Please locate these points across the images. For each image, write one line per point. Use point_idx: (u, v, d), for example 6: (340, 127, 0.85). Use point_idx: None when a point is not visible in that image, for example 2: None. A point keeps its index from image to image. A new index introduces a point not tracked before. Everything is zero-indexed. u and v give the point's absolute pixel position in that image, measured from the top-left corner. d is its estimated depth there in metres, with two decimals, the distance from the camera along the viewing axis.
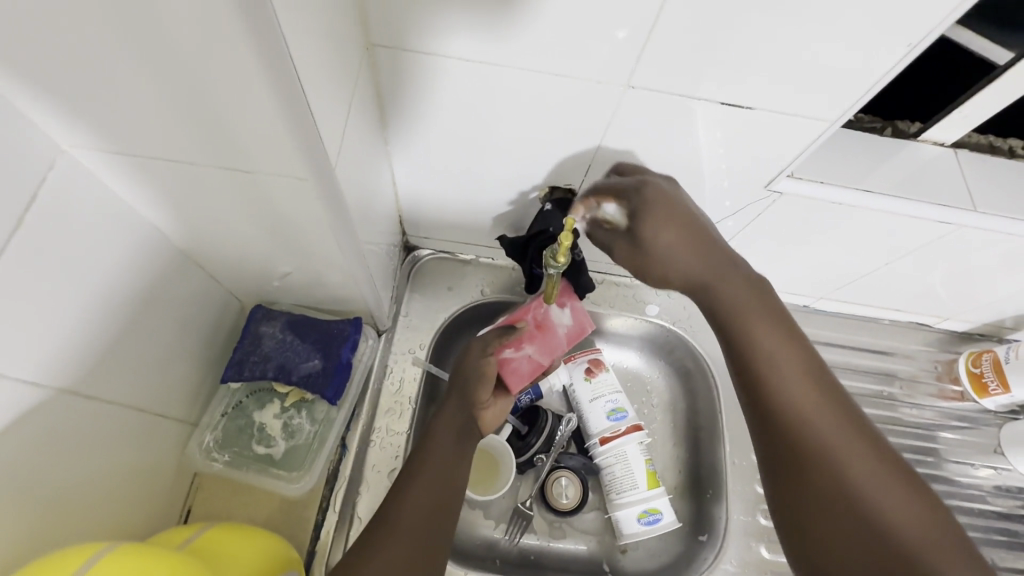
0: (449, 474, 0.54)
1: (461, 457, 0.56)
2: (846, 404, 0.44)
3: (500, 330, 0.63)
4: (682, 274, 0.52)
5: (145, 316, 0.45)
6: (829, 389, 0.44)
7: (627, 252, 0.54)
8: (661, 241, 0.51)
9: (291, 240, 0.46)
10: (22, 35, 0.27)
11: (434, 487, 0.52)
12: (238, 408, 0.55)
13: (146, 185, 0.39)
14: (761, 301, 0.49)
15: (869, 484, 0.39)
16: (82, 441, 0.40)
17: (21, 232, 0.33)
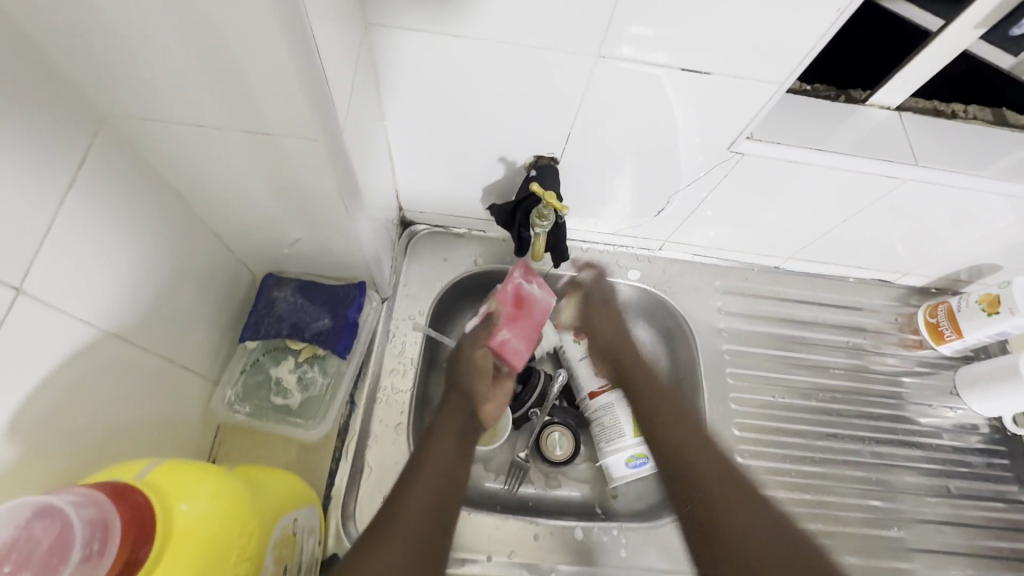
0: (451, 470, 0.60)
1: (461, 458, 0.62)
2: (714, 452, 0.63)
3: (482, 323, 0.74)
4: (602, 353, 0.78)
5: (174, 274, 0.50)
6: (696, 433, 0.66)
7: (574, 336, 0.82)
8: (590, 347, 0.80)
9: (302, 204, 0.51)
10: (80, 12, 0.32)
11: (437, 484, 0.57)
12: (256, 365, 0.60)
13: (173, 152, 0.44)
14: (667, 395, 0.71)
15: (762, 545, 0.52)
16: (126, 381, 0.45)
17: (75, 189, 0.38)
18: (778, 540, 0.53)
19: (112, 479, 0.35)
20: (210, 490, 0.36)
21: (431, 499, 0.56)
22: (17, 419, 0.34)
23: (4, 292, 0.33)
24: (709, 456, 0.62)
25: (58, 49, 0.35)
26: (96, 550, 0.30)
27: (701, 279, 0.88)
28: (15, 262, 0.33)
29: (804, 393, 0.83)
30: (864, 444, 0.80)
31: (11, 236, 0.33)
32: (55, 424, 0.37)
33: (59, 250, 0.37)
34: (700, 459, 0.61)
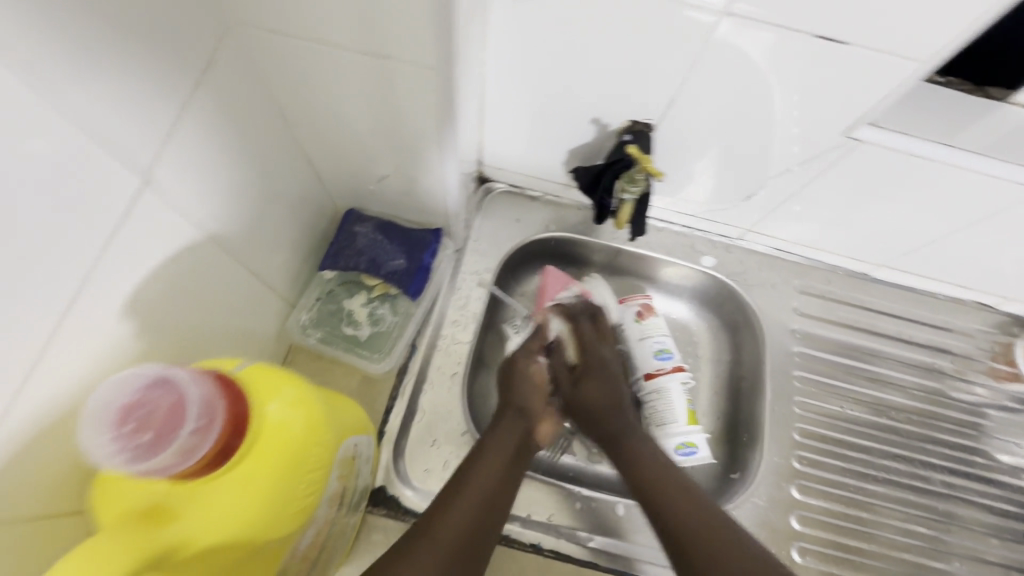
0: (499, 493, 0.56)
1: (510, 479, 0.58)
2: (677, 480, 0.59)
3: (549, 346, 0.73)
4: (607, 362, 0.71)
5: (270, 193, 0.52)
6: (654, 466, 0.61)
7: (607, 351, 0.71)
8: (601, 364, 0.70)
9: (399, 137, 0.51)
10: None
11: (480, 498, 0.54)
12: (330, 295, 0.63)
13: (289, 67, 0.44)
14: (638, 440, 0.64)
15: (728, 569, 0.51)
16: (220, 287, 0.47)
17: (203, 88, 0.39)
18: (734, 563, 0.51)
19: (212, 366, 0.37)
20: (292, 398, 0.37)
21: (471, 520, 0.52)
22: (131, 301, 0.36)
23: (132, 177, 0.34)
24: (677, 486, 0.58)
25: None
26: (206, 426, 0.31)
27: (780, 275, 0.83)
28: (144, 149, 0.35)
29: (875, 408, 0.78)
30: (934, 473, 0.75)
31: (145, 124, 0.34)
32: (159, 313, 0.39)
33: (181, 147, 0.38)
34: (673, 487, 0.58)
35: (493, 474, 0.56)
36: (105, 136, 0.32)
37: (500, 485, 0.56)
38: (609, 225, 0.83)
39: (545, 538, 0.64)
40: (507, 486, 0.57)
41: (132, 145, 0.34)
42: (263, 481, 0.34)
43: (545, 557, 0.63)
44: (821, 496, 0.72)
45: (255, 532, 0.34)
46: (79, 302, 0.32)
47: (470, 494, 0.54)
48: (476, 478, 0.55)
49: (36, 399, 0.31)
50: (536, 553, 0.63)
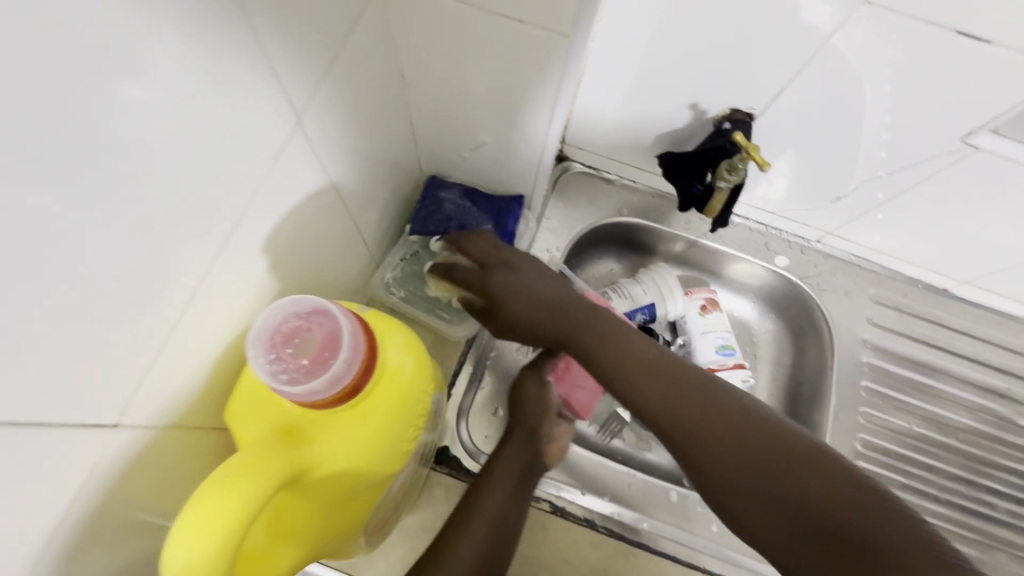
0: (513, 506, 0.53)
1: (523, 494, 0.55)
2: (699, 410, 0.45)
3: None
4: (537, 299, 0.55)
5: (377, 150, 0.53)
6: (674, 390, 0.47)
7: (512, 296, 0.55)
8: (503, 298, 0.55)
9: (507, 104, 0.51)
10: None
11: (491, 521, 0.51)
12: (415, 257, 0.64)
13: (419, 27, 0.45)
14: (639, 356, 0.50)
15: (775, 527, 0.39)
16: (330, 236, 0.48)
17: (349, 40, 0.40)
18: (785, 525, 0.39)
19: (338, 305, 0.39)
20: (404, 342, 0.39)
21: (482, 542, 0.50)
22: (267, 240, 0.38)
23: (286, 120, 0.36)
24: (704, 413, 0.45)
25: None
26: (353, 356, 0.33)
27: (855, 283, 0.81)
28: (298, 93, 0.36)
29: (941, 428, 0.76)
30: (999, 500, 0.73)
31: (301, 69, 0.36)
32: (285, 256, 0.41)
33: (324, 94, 0.39)
34: (688, 388, 0.47)
35: (504, 491, 0.54)
36: (273, 73, 0.33)
37: (512, 503, 0.54)
38: (682, 215, 0.82)
39: (598, 514, 0.65)
40: (519, 501, 0.55)
41: (290, 87, 0.35)
42: (377, 416, 0.36)
43: (598, 533, 0.63)
44: None
45: (366, 464, 0.36)
46: (233, 235, 0.34)
47: (484, 512, 0.52)
48: (485, 500, 0.52)
49: (191, 318, 0.33)
50: (590, 528, 0.63)
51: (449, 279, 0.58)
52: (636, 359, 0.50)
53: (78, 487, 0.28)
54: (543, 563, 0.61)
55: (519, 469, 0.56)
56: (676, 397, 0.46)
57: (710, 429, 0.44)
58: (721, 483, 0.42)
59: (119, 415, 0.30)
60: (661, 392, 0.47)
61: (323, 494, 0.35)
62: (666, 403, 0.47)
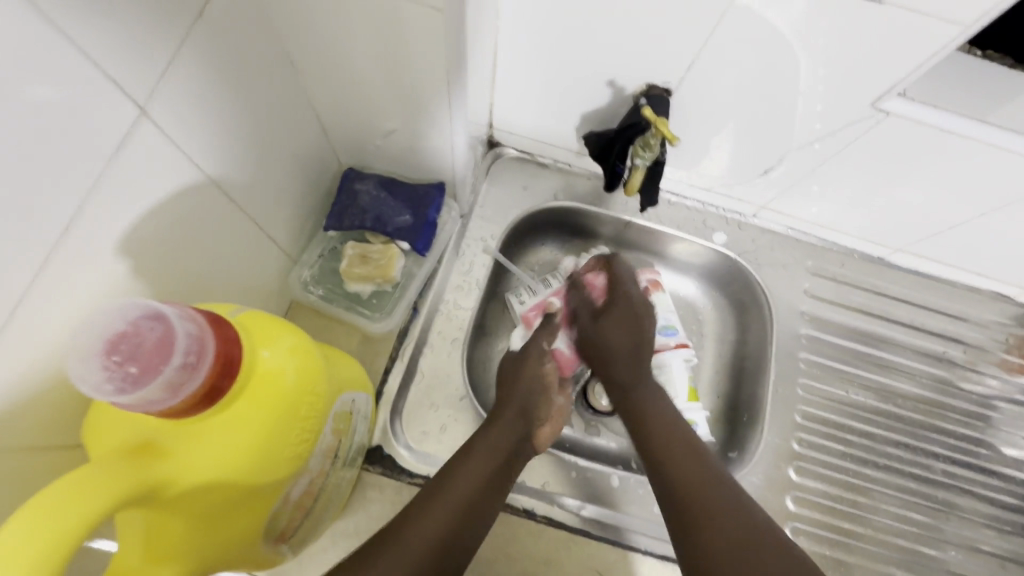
0: (490, 490, 0.52)
1: (500, 482, 0.54)
2: (685, 446, 0.53)
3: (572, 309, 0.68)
4: (631, 334, 0.62)
5: (273, 140, 0.50)
6: (675, 434, 0.55)
7: (617, 318, 0.63)
8: (620, 333, 0.62)
9: (406, 87, 0.49)
10: None
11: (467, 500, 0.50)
12: (333, 253, 0.62)
13: (296, 8, 0.42)
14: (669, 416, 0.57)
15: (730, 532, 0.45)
16: (219, 234, 0.46)
17: (203, 21, 0.37)
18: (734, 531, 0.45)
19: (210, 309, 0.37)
20: (289, 344, 0.37)
21: (450, 525, 0.48)
22: (126, 240, 0.36)
23: (129, 109, 0.33)
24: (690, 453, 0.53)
25: None
26: (193, 362, 0.31)
27: (793, 256, 0.81)
28: (143, 80, 0.34)
29: (880, 394, 0.77)
30: (937, 462, 0.74)
31: (141, 52, 0.33)
32: (153, 255, 0.39)
33: (182, 79, 0.37)
34: (677, 443, 0.54)
35: (484, 472, 0.52)
36: (104, 59, 0.30)
37: (490, 485, 0.52)
38: (619, 196, 0.81)
39: (539, 504, 0.63)
40: (498, 484, 0.53)
41: (130, 71, 0.32)
42: (255, 427, 0.34)
43: (537, 523, 0.62)
44: (820, 478, 0.72)
45: (238, 476, 0.34)
46: (70, 235, 0.32)
47: (459, 494, 0.50)
48: (461, 476, 0.51)
49: (23, 328, 0.31)
50: (529, 518, 0.62)
51: (364, 266, 0.60)
52: (653, 406, 0.59)
53: None
54: (481, 557, 0.60)
55: (506, 453, 0.55)
56: (674, 437, 0.54)
57: (696, 464, 0.52)
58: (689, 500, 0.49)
59: None
60: (673, 438, 0.54)
61: (191, 508, 0.33)
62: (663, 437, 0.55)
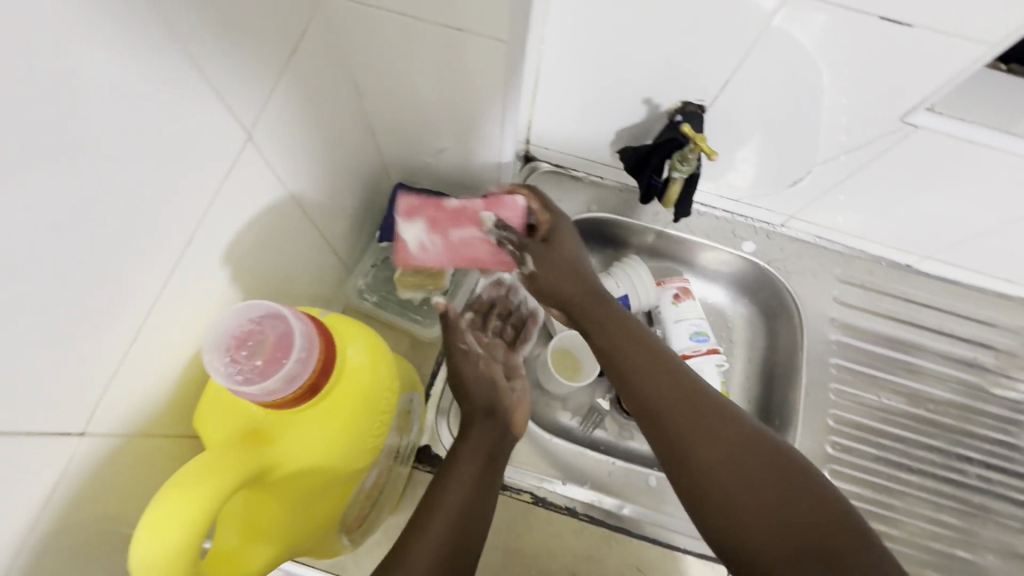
0: (482, 493, 0.51)
1: (489, 483, 0.53)
2: (682, 399, 0.48)
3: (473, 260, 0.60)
4: (565, 284, 0.55)
5: (339, 159, 0.55)
6: (666, 382, 0.49)
7: (545, 272, 0.55)
8: (551, 284, 0.55)
9: (461, 109, 0.53)
10: None
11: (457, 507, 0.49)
12: (385, 262, 0.65)
13: (368, 42, 0.47)
14: (650, 359, 0.50)
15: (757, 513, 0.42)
16: (295, 246, 0.50)
17: (294, 56, 0.41)
18: (764, 510, 0.42)
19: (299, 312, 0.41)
20: (367, 344, 0.41)
21: (451, 534, 0.47)
22: (227, 251, 0.40)
23: (236, 136, 0.37)
24: (686, 403, 0.47)
25: None
26: (304, 357, 0.35)
27: (821, 264, 0.83)
28: (249, 110, 0.38)
29: (912, 398, 0.78)
30: (971, 466, 0.75)
31: (248, 85, 0.37)
32: (246, 265, 0.43)
33: (276, 107, 0.41)
34: (685, 396, 0.48)
35: (471, 477, 0.51)
36: (221, 93, 0.35)
37: (480, 490, 0.51)
38: (650, 206, 0.84)
39: (580, 502, 0.66)
40: (489, 487, 0.52)
41: (239, 103, 0.37)
42: (342, 417, 0.37)
43: (579, 520, 0.64)
44: (853, 481, 0.73)
45: (331, 461, 0.37)
46: (189, 248, 0.36)
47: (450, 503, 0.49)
48: (448, 486, 0.50)
49: (151, 330, 0.35)
50: (571, 515, 0.65)
51: (418, 275, 0.61)
52: (628, 352, 0.51)
53: (42, 497, 0.30)
54: (527, 553, 0.63)
55: (486, 454, 0.54)
56: (666, 387, 0.48)
57: (698, 419, 0.46)
58: (701, 474, 0.45)
59: (85, 424, 0.32)
60: (664, 391, 0.48)
61: (288, 491, 0.36)
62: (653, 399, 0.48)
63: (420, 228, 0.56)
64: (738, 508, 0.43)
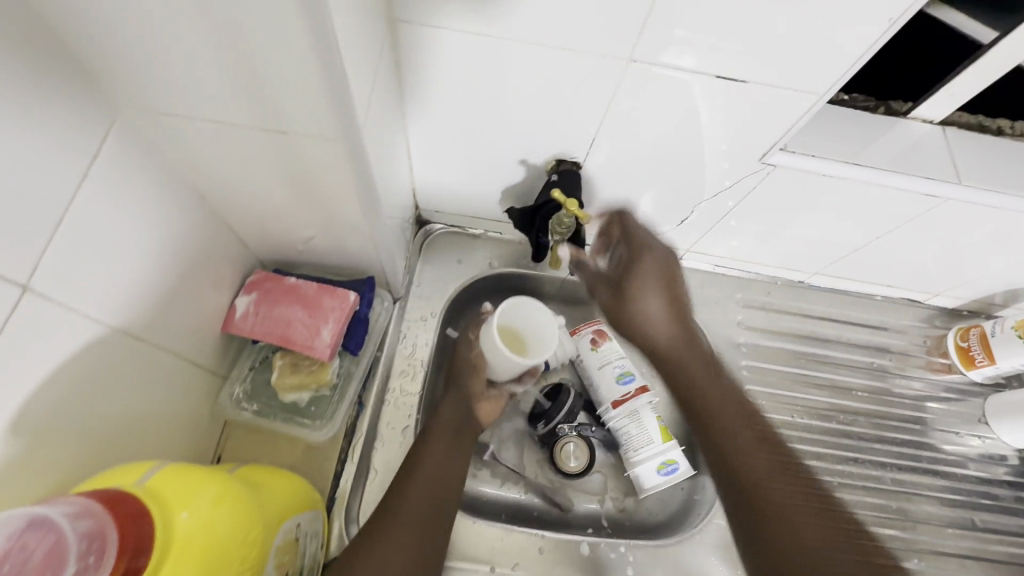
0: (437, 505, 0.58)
1: (441, 500, 0.59)
2: (780, 455, 0.54)
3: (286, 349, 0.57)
4: (649, 335, 0.64)
5: (188, 269, 0.49)
6: (762, 438, 0.55)
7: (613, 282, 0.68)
8: (644, 301, 0.65)
9: (317, 202, 0.50)
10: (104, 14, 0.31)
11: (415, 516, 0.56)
12: (264, 363, 0.59)
13: (192, 146, 0.43)
14: (737, 403, 0.57)
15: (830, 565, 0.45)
16: (131, 378, 0.44)
17: (87, 183, 0.36)
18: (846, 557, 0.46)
19: (113, 486, 0.36)
20: (209, 499, 0.37)
21: (410, 541, 0.54)
22: (16, 420, 0.34)
23: (7, 291, 0.32)
24: (778, 458, 0.53)
25: (85, 49, 0.34)
26: (93, 562, 0.32)
27: (722, 291, 0.85)
28: (21, 257, 0.32)
29: (822, 413, 0.80)
30: (885, 471, 0.77)
31: (14, 231, 0.32)
32: (51, 424, 0.37)
33: (72, 243, 0.36)
34: (738, 411, 0.57)
35: (426, 493, 0.58)
36: None
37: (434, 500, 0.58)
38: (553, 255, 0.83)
39: None
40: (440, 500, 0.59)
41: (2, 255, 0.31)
42: None
43: None
44: None
45: None
46: None
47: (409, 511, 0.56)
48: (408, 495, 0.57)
49: None
50: None
51: (296, 374, 0.57)
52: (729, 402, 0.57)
53: None
54: None
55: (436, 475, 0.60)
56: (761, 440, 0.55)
57: (772, 460, 0.53)
58: (755, 493, 0.51)
59: None
60: (738, 433, 0.55)
61: None
62: (735, 444, 0.54)
63: (249, 300, 0.57)
64: (829, 555, 0.46)
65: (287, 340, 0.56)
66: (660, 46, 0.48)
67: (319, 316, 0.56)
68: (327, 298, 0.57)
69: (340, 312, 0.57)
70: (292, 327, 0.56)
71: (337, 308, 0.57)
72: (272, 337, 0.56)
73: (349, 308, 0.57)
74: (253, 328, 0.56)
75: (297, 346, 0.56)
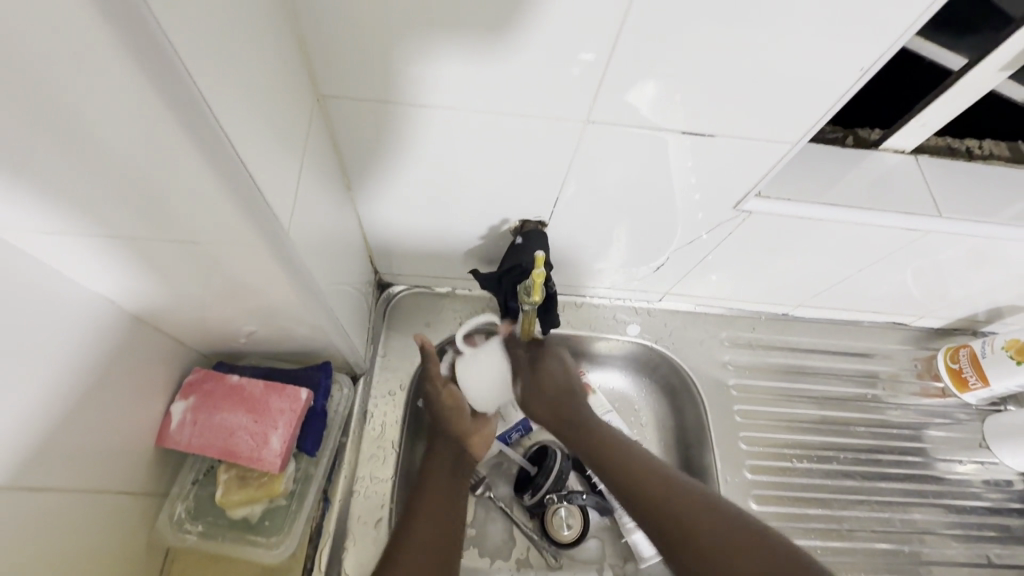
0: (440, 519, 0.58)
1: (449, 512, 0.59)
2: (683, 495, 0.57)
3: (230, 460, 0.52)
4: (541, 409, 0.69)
5: (106, 389, 0.44)
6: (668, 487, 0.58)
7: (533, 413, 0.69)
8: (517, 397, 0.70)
9: (251, 299, 0.44)
10: None
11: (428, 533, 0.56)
12: (209, 474, 0.54)
13: (91, 260, 0.37)
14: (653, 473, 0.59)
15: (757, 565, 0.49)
16: (38, 532, 0.39)
17: None
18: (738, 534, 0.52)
19: None
20: None
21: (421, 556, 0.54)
22: None
23: None
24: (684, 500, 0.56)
25: None
26: None
27: (706, 331, 0.81)
28: None
29: (821, 454, 0.77)
30: (893, 512, 0.75)
31: None
32: None
33: None
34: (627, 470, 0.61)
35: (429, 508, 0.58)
36: None
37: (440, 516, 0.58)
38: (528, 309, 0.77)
39: None
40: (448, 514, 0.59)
41: None
42: None
43: None
44: None
45: None
46: None
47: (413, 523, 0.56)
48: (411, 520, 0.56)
49: None
50: None
51: (244, 488, 0.52)
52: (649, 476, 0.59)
53: None
54: None
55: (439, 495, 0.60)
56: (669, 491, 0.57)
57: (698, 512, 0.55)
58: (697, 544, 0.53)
59: None
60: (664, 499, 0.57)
61: None
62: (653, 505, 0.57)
63: (186, 407, 0.51)
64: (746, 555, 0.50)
65: (231, 452, 0.51)
66: (616, 104, 0.44)
67: (268, 422, 0.52)
68: (275, 400, 0.52)
69: (291, 414, 0.52)
70: (236, 437, 0.51)
71: (286, 411, 0.52)
72: (214, 449, 0.51)
73: (301, 407, 0.53)
74: (189, 439, 0.51)
75: (244, 459, 0.51)
